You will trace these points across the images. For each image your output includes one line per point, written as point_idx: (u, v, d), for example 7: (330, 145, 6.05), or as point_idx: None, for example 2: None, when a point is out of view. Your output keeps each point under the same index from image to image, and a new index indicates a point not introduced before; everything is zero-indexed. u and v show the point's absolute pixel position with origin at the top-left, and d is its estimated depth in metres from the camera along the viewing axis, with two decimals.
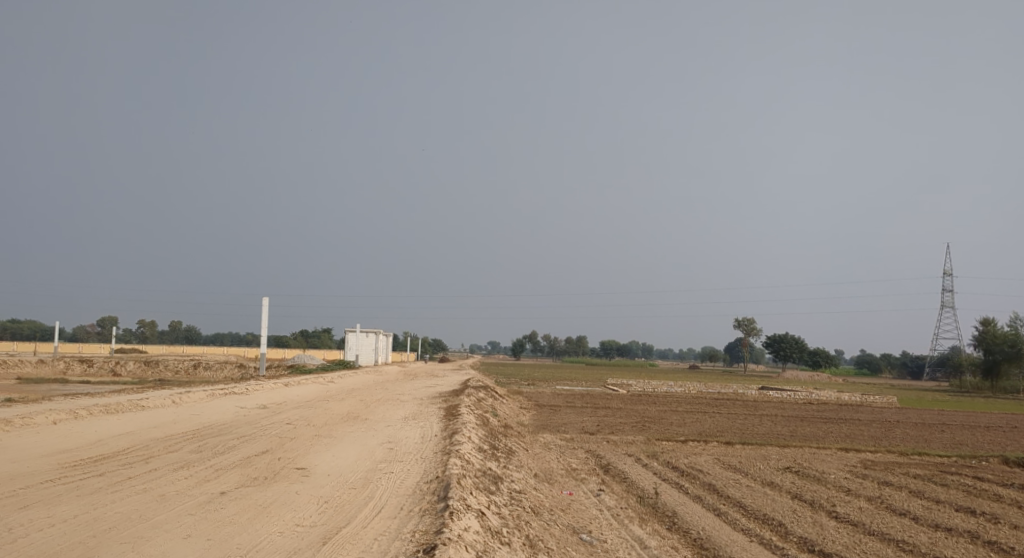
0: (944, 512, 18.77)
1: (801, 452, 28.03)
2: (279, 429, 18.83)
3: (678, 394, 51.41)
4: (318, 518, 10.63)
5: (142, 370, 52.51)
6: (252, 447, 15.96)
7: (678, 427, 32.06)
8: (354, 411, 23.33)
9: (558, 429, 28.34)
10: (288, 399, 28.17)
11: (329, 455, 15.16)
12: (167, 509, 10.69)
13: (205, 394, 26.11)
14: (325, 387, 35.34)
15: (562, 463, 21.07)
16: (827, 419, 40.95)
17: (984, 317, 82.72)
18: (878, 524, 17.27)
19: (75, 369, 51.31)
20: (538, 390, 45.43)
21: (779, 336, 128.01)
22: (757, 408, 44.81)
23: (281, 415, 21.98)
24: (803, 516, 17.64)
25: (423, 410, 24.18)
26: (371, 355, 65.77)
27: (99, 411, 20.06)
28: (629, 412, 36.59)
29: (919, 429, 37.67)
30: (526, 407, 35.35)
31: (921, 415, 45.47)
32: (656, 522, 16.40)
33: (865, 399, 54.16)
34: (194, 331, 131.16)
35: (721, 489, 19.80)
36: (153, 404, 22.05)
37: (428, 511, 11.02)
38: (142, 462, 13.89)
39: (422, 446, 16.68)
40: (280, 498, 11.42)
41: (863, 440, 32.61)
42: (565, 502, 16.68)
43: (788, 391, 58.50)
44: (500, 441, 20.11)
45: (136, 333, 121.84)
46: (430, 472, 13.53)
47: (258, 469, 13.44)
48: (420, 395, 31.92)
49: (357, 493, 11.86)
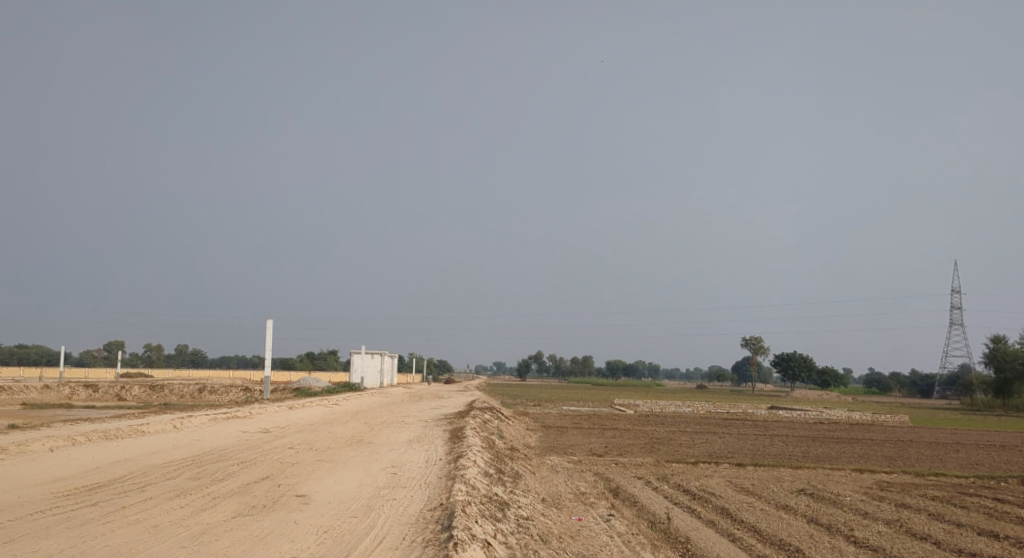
0: (966, 536, 18.18)
1: (814, 473, 27.44)
2: (279, 454, 18.38)
3: (686, 414, 50.81)
4: (316, 550, 10.18)
5: (147, 395, 51.97)
6: (251, 473, 15.50)
7: (688, 449, 31.52)
8: (357, 434, 22.86)
9: (565, 451, 27.77)
10: (290, 423, 27.66)
11: (329, 481, 14.71)
12: (159, 541, 10.25)
13: (206, 419, 25.59)
14: (329, 410, 34.78)
15: (569, 487, 20.53)
16: (837, 439, 40.29)
17: (994, 335, 81.86)
18: (898, 549, 16.70)
19: (80, 394, 50.81)
20: (545, 411, 44.87)
21: (787, 355, 127.06)
22: (767, 428, 44.20)
23: (283, 439, 21.53)
24: (820, 541, 17.07)
25: (428, 432, 23.68)
26: (377, 376, 65.25)
27: (97, 437, 19.62)
28: (637, 433, 36.01)
29: (932, 449, 37.01)
30: (533, 428, 34.79)
31: (934, 434, 44.75)
32: (669, 549, 15.85)
33: (876, 418, 53.49)
34: (201, 355, 130.90)
35: (735, 513, 19.24)
36: (153, 430, 21.64)
37: (431, 542, 10.53)
38: (136, 491, 13.44)
39: (426, 470, 16.21)
40: (278, 528, 10.97)
41: (876, 460, 31.96)
42: (574, 529, 16.17)
43: (797, 410, 57.81)
44: (507, 465, 19.63)
45: (143, 357, 121.91)
46: (434, 499, 13.04)
47: (256, 498, 12.97)
48: (424, 417, 31.39)
49: (358, 522, 11.39)
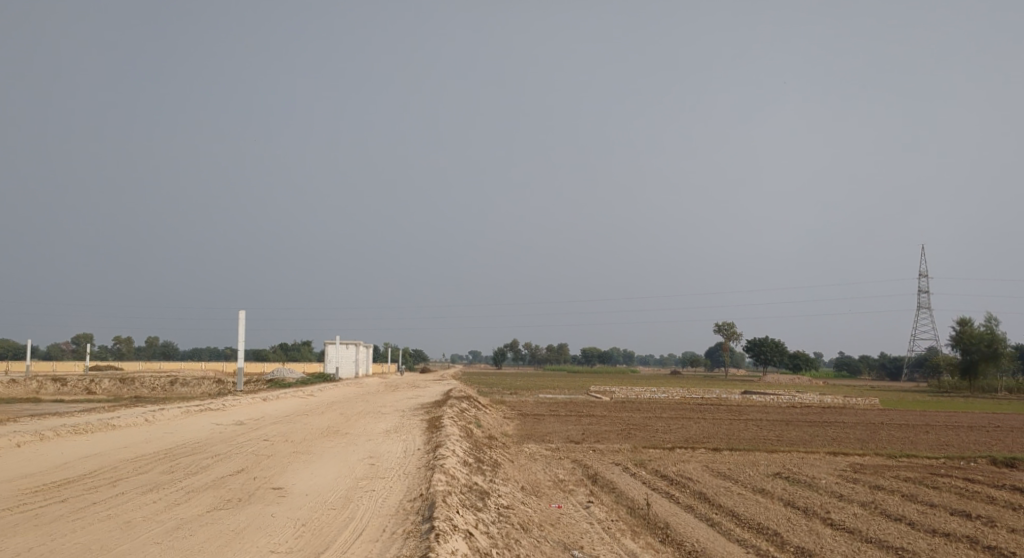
0: (941, 517, 18.34)
1: (789, 457, 27.61)
2: (254, 447, 18.11)
3: (661, 400, 51.04)
4: (294, 544, 9.97)
5: (118, 388, 51.22)
6: (226, 466, 15.24)
7: (664, 434, 31.62)
8: (333, 425, 22.62)
9: (542, 439, 27.72)
10: (265, 415, 27.37)
11: (306, 473, 14.47)
12: (131, 538, 10.00)
13: (179, 411, 25.21)
14: (304, 401, 34.49)
15: (548, 475, 20.48)
16: (810, 422, 40.64)
17: (961, 317, 83.07)
18: (875, 531, 16.80)
19: (48, 389, 49.94)
20: (520, 399, 44.80)
21: (759, 339, 128.12)
22: (741, 413, 44.48)
23: (257, 431, 21.24)
24: (798, 524, 17.14)
25: (405, 423, 23.48)
26: (351, 366, 64.92)
27: (67, 432, 19.20)
28: (613, 419, 36.05)
29: (903, 431, 37.45)
30: (509, 417, 34.71)
31: (904, 416, 45.28)
32: (648, 535, 15.83)
33: (847, 401, 54.05)
34: (172, 347, 129.55)
35: (713, 498, 19.28)
36: (124, 423, 21.23)
37: (411, 535, 10.36)
38: (107, 486, 13.11)
39: (404, 461, 16.02)
40: (254, 522, 10.75)
41: (850, 443, 32.19)
42: (553, 517, 16.08)
43: (770, 394, 58.23)
44: (485, 453, 19.54)
45: (113, 350, 120.49)
46: (413, 489, 12.89)
47: (231, 491, 12.72)
48: (400, 407, 31.18)
49: (337, 515, 11.22)
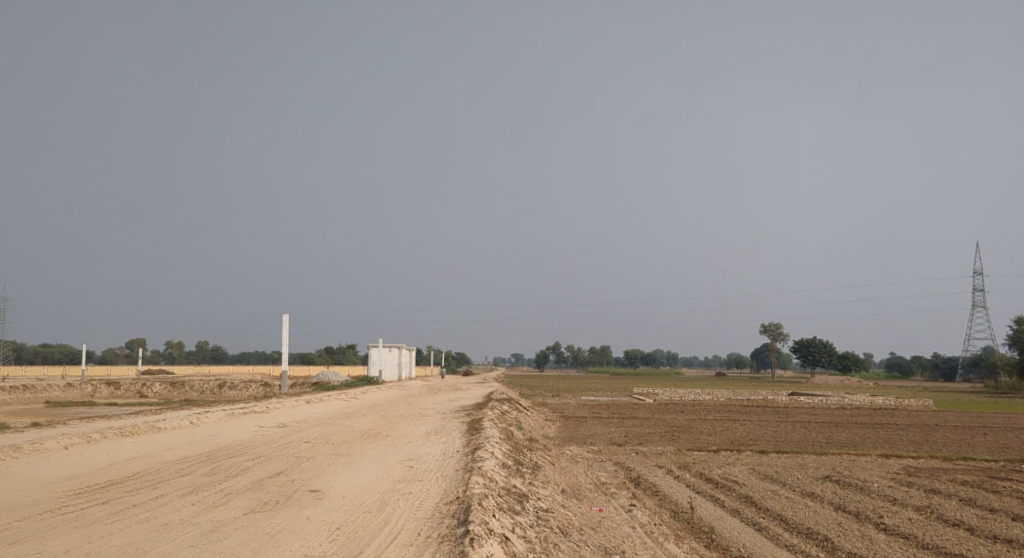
0: (1000, 522, 17.67)
1: (839, 460, 26.97)
2: (295, 449, 18.13)
3: (707, 402, 50.28)
4: (328, 547, 9.87)
5: (168, 392, 52.04)
6: (266, 469, 15.28)
7: (708, 436, 31.15)
8: (375, 428, 22.59)
9: (585, 441, 27.40)
10: (308, 417, 27.47)
11: (344, 475, 14.41)
12: (166, 540, 9.98)
13: (224, 414, 25.41)
14: (348, 404, 34.65)
15: (589, 477, 20.24)
16: (861, 424, 39.71)
17: (1017, 316, 80.64)
18: (931, 537, 16.21)
19: (102, 392, 50.91)
20: (563, 401, 44.49)
21: (807, 340, 125.88)
22: (789, 414, 43.70)
23: (299, 433, 21.28)
24: (849, 529, 16.61)
25: (446, 425, 23.38)
26: (395, 370, 65.16)
27: (113, 434, 19.42)
28: (657, 421, 35.61)
29: (958, 433, 36.35)
30: (552, 419, 34.46)
31: (960, 417, 44.00)
32: (693, 540, 15.46)
33: (899, 402, 52.75)
34: (221, 351, 131.49)
35: (759, 501, 18.83)
36: (169, 426, 21.42)
37: (446, 538, 10.18)
38: (148, 488, 13.18)
39: (443, 463, 15.89)
40: (290, 524, 10.68)
41: (903, 445, 31.29)
42: (595, 520, 15.82)
43: (819, 396, 57.12)
44: (525, 456, 19.36)
45: (164, 354, 122.80)
46: (450, 492, 12.73)
47: (269, 494, 12.69)
48: (442, 410, 31.09)
49: (372, 518, 11.09)
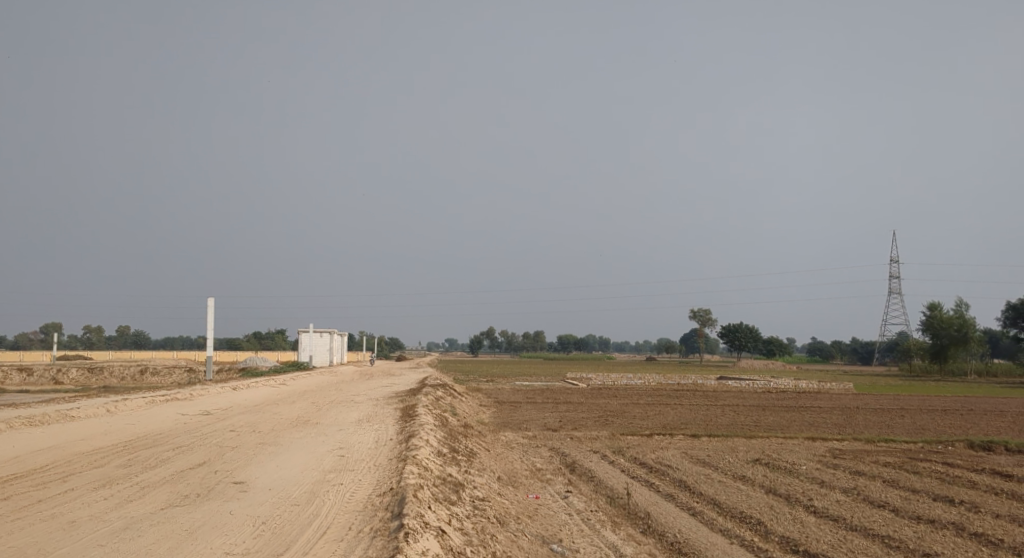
0: (923, 502, 17.99)
1: (768, 443, 27.28)
2: (219, 438, 17.37)
3: (637, 387, 50.65)
4: (252, 544, 9.31)
5: (86, 378, 50.05)
6: (187, 459, 14.55)
7: (641, 420, 31.24)
8: (304, 415, 21.91)
9: (520, 427, 27.12)
10: (233, 404, 26.58)
11: (270, 466, 13.80)
12: (73, 539, 9.29)
13: (144, 399, 24.36)
14: (276, 391, 33.71)
15: (525, 464, 19.96)
16: (786, 407, 40.43)
17: (930, 302, 83.42)
18: (859, 518, 16.36)
19: (14, 379, 48.63)
20: (496, 387, 44.24)
21: (733, 325, 128.47)
22: (717, 398, 44.25)
23: (225, 421, 20.50)
24: (781, 512, 16.66)
25: (378, 412, 22.78)
26: (326, 355, 63.97)
27: (21, 424, 18.32)
28: (590, 406, 35.60)
29: (879, 415, 37.28)
30: (485, 405, 34.15)
31: (879, 400, 45.23)
32: (630, 526, 15.29)
33: (821, 386, 53.97)
34: (143, 337, 127.74)
35: (693, 486, 18.82)
36: (84, 414, 20.34)
37: (380, 533, 9.69)
38: (56, 482, 12.36)
39: (375, 452, 15.37)
40: (210, 520, 10.07)
41: (827, 428, 31.87)
42: (531, 508, 15.54)
43: (746, 379, 58.15)
44: (461, 443, 18.95)
45: (83, 340, 118.73)
46: (383, 482, 12.25)
47: (189, 486, 12.03)
48: (374, 396, 30.51)
49: (300, 511, 10.56)
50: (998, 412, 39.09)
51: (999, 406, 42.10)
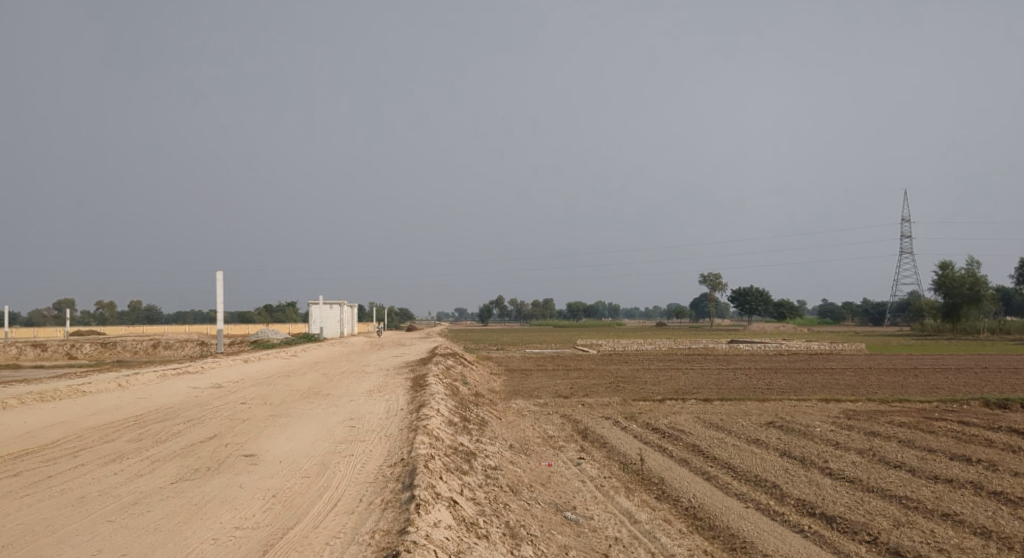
0: (940, 462, 17.83)
1: (781, 405, 27.11)
2: (230, 411, 17.28)
3: (648, 352, 50.61)
4: (263, 518, 9.21)
5: (99, 353, 50.33)
6: (197, 432, 14.46)
7: (653, 386, 31.14)
8: (315, 386, 21.82)
9: (531, 394, 27.01)
10: (245, 376, 26.56)
11: (281, 438, 13.70)
12: (81, 516, 9.18)
13: (155, 375, 24.34)
14: (287, 362, 33.76)
15: (537, 431, 19.89)
16: (798, 369, 40.27)
17: (942, 261, 82.93)
18: (876, 480, 16.20)
19: (28, 355, 48.94)
20: (508, 355, 44.28)
21: (743, 289, 128.19)
22: (729, 362, 44.15)
23: (235, 394, 20.43)
24: (796, 475, 16.51)
25: (388, 382, 22.67)
26: (336, 327, 64.07)
27: (32, 399, 18.30)
28: (601, 372, 35.52)
29: (891, 375, 37.14)
30: (496, 373, 34.13)
31: (891, 360, 45.12)
32: (643, 492, 15.17)
33: (832, 347, 53.83)
34: (156, 311, 128.34)
35: (707, 450, 18.72)
36: (95, 389, 20.31)
37: (390, 505, 9.57)
38: (67, 457, 12.29)
39: (386, 423, 15.27)
40: (221, 494, 9.97)
41: (840, 390, 31.69)
42: (545, 476, 15.44)
43: (757, 343, 57.99)
44: (472, 412, 18.89)
45: (96, 315, 119.50)
46: (395, 453, 12.14)
47: (200, 460, 11.94)
48: (385, 366, 30.49)
49: (311, 483, 10.45)
50: (1011, 370, 38.85)
51: (1013, 364, 41.85)
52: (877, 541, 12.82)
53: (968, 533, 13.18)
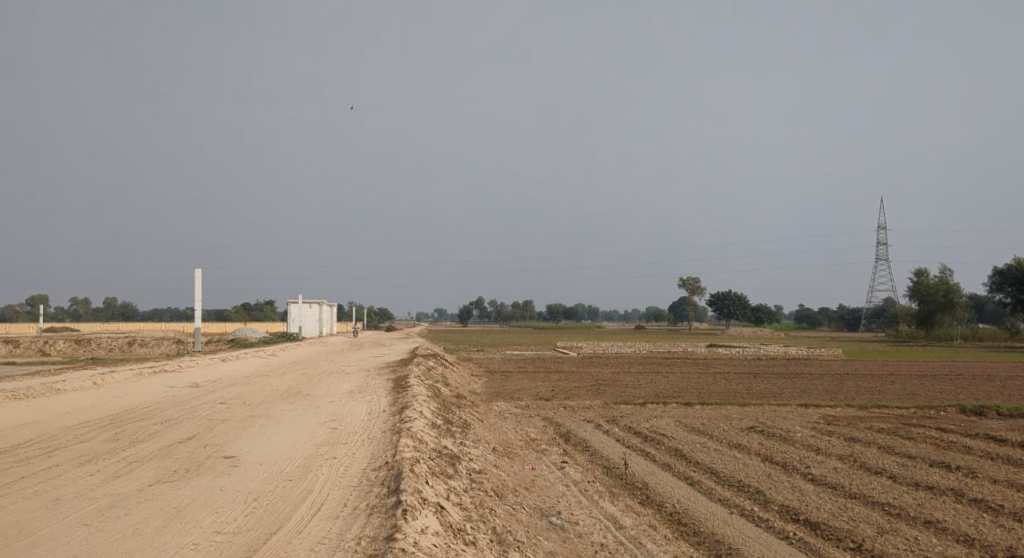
0: (921, 469, 17.85)
1: (762, 410, 27.10)
2: (209, 411, 17.00)
3: (627, 355, 50.59)
4: (245, 523, 9.00)
5: (74, 350, 49.64)
6: (175, 433, 14.18)
7: (633, 389, 31.07)
8: (295, 387, 21.53)
9: (512, 397, 26.83)
10: (223, 376, 26.22)
11: (262, 439, 13.48)
12: (56, 519, 8.93)
13: (131, 373, 23.96)
14: (266, 362, 33.42)
15: (519, 434, 19.74)
16: (777, 374, 40.33)
17: (918, 268, 83.51)
18: (858, 486, 16.19)
19: (0, 351, 48.17)
20: (488, 356, 44.12)
21: (721, 294, 128.73)
22: (708, 366, 44.23)
23: (213, 393, 20.11)
24: (778, 481, 16.47)
25: (370, 383, 22.43)
26: (315, 326, 63.60)
27: (5, 398, 17.93)
28: (581, 375, 35.41)
29: (869, 381, 37.30)
30: (476, 374, 33.93)
31: (868, 366, 45.40)
32: (627, 497, 15.06)
33: (810, 352, 54.08)
34: (131, 308, 127.00)
35: (689, 454, 18.66)
36: (69, 387, 19.93)
37: (376, 510, 9.39)
38: (41, 457, 12.00)
39: (369, 424, 15.07)
40: (201, 497, 9.74)
41: (818, 395, 31.78)
42: (528, 480, 15.29)
43: (735, 347, 58.18)
44: (454, 414, 18.71)
45: (69, 310, 118.06)
46: (378, 457, 11.94)
47: (178, 461, 11.70)
48: (365, 366, 30.23)
49: (293, 487, 10.25)
50: (986, 377, 39.16)
51: (988, 371, 42.19)
52: (861, 548, 12.79)
53: (951, 541, 13.17)
